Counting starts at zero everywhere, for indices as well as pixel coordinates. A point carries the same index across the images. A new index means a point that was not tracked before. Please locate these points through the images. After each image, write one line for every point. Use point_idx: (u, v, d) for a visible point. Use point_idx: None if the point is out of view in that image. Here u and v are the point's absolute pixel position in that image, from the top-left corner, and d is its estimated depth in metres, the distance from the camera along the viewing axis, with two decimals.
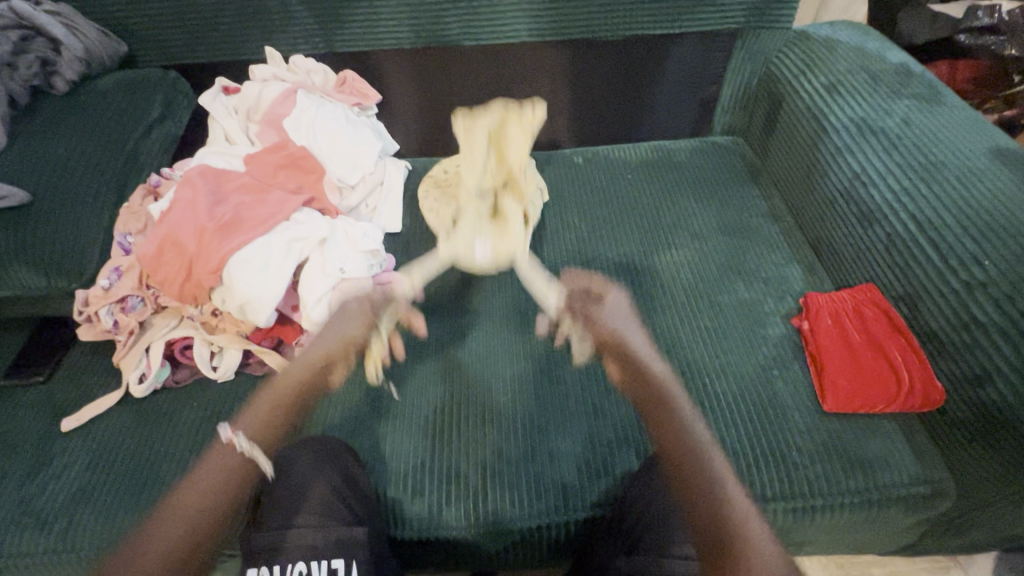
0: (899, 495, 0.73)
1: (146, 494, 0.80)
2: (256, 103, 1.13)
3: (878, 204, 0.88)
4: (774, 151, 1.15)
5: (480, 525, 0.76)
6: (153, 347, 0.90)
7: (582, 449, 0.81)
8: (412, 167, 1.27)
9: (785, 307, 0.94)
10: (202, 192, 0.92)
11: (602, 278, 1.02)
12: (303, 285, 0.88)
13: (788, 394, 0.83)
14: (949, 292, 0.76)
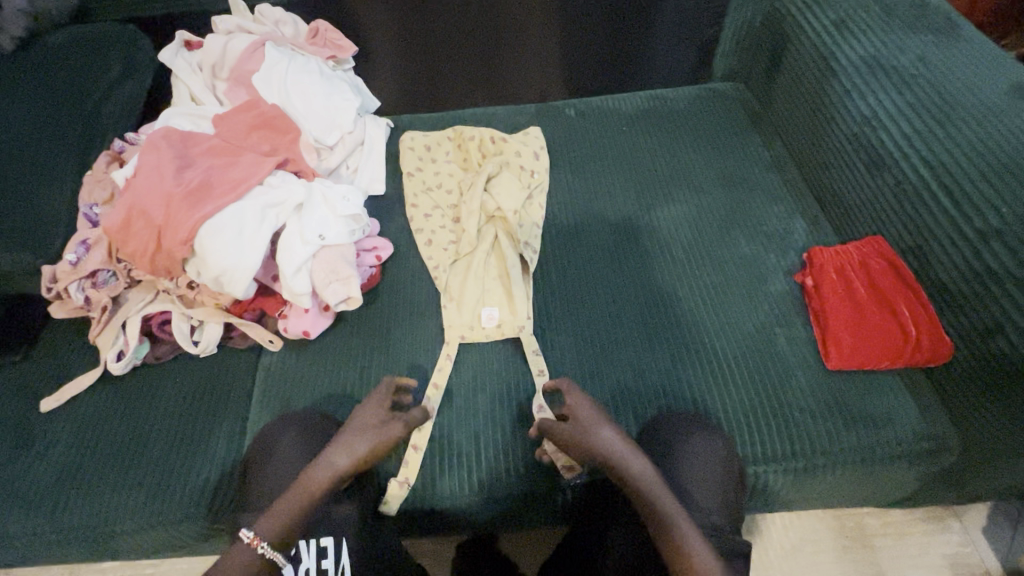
0: (903, 451, 0.71)
1: (133, 473, 0.78)
2: (221, 57, 1.04)
3: (889, 149, 0.83)
4: (778, 97, 1.08)
5: (475, 495, 0.74)
6: (130, 322, 0.86)
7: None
8: (395, 124, 1.20)
9: (788, 263, 0.90)
10: (168, 155, 0.86)
11: (597, 238, 0.97)
12: (281, 253, 0.82)
13: (791, 352, 0.80)
14: (961, 241, 0.72)
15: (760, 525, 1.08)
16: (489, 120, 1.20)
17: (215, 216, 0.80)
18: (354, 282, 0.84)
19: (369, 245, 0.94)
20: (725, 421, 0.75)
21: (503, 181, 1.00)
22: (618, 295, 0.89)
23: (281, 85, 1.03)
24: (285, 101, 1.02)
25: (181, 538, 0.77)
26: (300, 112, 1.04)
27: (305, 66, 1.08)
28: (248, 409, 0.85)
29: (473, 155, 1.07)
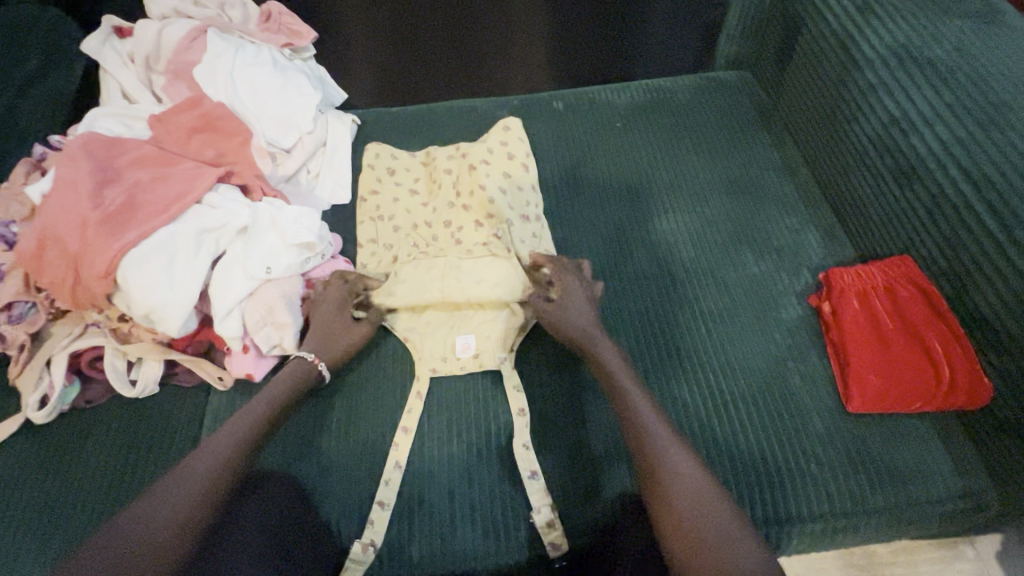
0: (934, 510, 0.63)
1: (53, 543, 0.67)
2: (156, 47, 0.90)
3: (921, 156, 0.72)
4: (790, 89, 0.97)
5: (449, 564, 0.65)
6: (53, 362, 0.75)
7: (575, 468, 0.68)
8: (362, 121, 1.07)
9: (802, 284, 0.81)
10: (87, 168, 0.74)
11: (589, 254, 0.87)
12: (217, 287, 0.72)
13: (805, 392, 0.71)
14: (1008, 271, 0.62)
15: None
16: (467, 115, 1.07)
17: (139, 245, 0.69)
18: (291, 328, 0.73)
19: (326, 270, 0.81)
20: (733, 474, 0.66)
21: (489, 197, 0.89)
22: (611, 323, 0.79)
23: (227, 80, 0.90)
24: (233, 98, 0.90)
25: None
26: (251, 110, 0.91)
27: (256, 57, 0.94)
28: None
29: (452, 163, 0.95)
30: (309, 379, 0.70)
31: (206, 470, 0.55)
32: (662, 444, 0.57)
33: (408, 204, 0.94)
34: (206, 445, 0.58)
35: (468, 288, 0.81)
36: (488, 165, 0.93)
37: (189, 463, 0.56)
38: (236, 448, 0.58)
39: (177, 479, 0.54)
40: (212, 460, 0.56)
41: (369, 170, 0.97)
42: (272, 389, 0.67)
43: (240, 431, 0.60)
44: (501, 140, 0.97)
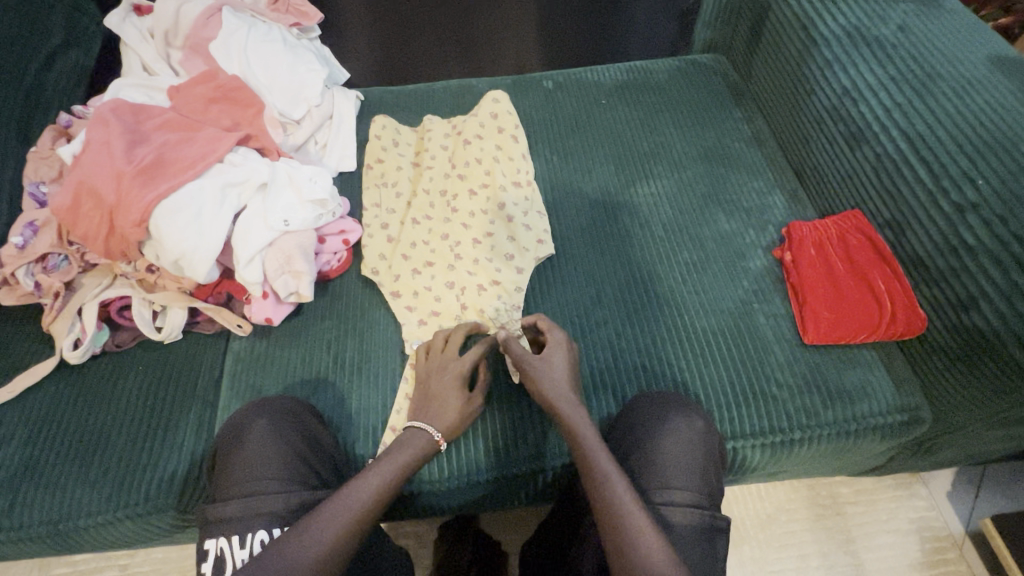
0: (874, 424, 0.73)
1: (96, 465, 0.74)
2: (175, 23, 0.98)
3: (869, 121, 0.82)
4: (758, 68, 1.06)
5: (455, 477, 0.75)
6: (85, 309, 0.81)
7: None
8: (365, 98, 1.15)
9: (767, 238, 0.90)
10: (118, 130, 0.81)
11: (577, 214, 0.95)
12: (239, 237, 0.79)
13: (769, 328, 0.80)
14: (938, 216, 0.72)
15: (736, 500, 1.09)
16: (463, 93, 1.15)
17: (170, 198, 0.76)
18: (307, 277, 0.81)
19: (336, 229, 0.90)
20: (703, 396, 0.75)
21: (484, 169, 0.97)
22: (596, 274, 0.88)
23: (239, 54, 0.97)
24: (246, 71, 0.96)
25: (150, 530, 0.75)
26: (262, 82, 0.98)
27: (266, 34, 1.01)
28: (217, 396, 0.81)
29: (449, 138, 1.02)
30: (427, 447, 0.66)
31: (329, 538, 0.53)
32: (626, 511, 0.54)
33: (408, 175, 1.00)
34: (330, 509, 0.55)
35: (468, 247, 0.89)
36: (483, 139, 1.01)
37: (310, 528, 0.53)
38: (362, 519, 0.56)
39: (298, 548, 0.52)
40: (334, 531, 0.54)
41: (375, 141, 1.04)
42: (395, 457, 0.63)
43: (365, 501, 0.57)
44: (493, 114, 1.04)
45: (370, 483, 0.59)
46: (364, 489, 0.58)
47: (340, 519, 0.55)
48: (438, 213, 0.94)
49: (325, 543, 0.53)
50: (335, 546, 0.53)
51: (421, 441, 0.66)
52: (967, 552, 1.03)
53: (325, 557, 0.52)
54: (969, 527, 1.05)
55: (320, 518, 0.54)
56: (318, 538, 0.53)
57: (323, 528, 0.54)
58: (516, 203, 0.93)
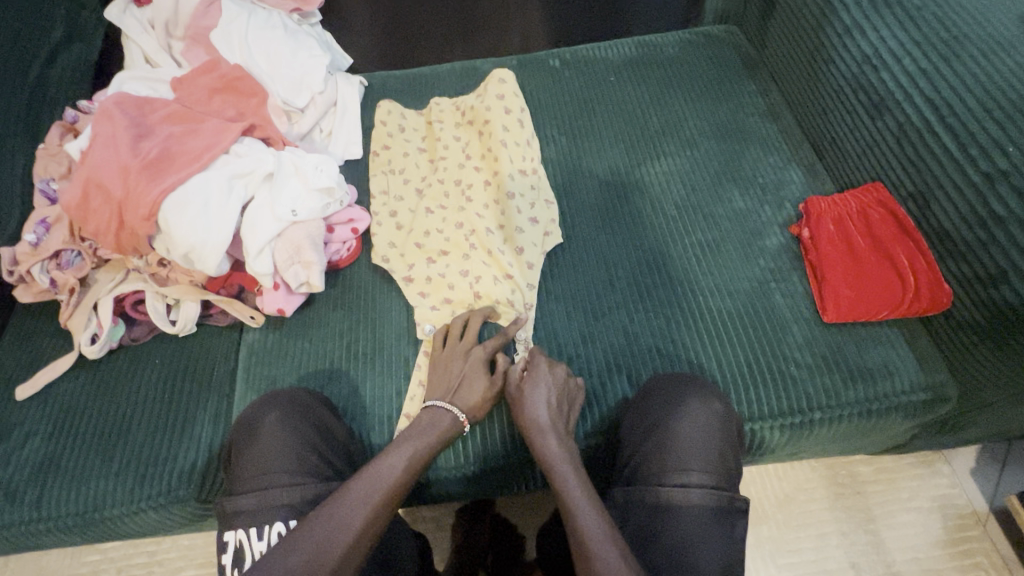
0: (897, 403, 0.71)
1: (118, 458, 0.76)
2: (175, 13, 0.96)
3: (891, 89, 0.78)
4: (773, 39, 1.02)
5: (468, 464, 0.75)
6: (101, 304, 0.82)
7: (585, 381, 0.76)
8: (368, 83, 1.13)
9: (784, 214, 0.88)
10: (123, 124, 0.80)
11: (588, 197, 0.93)
12: (248, 229, 0.78)
13: (786, 306, 0.78)
14: (966, 186, 0.69)
15: (754, 481, 1.09)
16: (468, 75, 1.13)
17: (178, 191, 0.76)
18: (316, 267, 0.80)
19: (344, 218, 0.89)
20: (719, 378, 0.74)
21: (494, 156, 0.94)
22: (608, 258, 0.86)
23: (241, 41, 0.96)
24: (248, 58, 0.95)
25: (173, 519, 0.76)
26: (264, 69, 0.97)
27: (267, 21, 1.00)
28: (232, 388, 0.82)
29: (461, 126, 1.00)
30: (451, 430, 0.66)
31: (343, 528, 0.53)
32: (596, 543, 0.51)
33: (416, 162, 0.98)
34: (343, 498, 0.55)
35: (483, 235, 0.86)
36: (494, 124, 0.97)
37: (325, 517, 0.53)
38: (379, 505, 0.56)
39: (332, 527, 0.52)
40: (351, 517, 0.54)
41: (381, 127, 1.02)
42: (420, 437, 0.64)
43: (378, 491, 0.56)
44: (500, 96, 1.01)
45: (397, 461, 0.60)
46: (392, 467, 0.59)
47: (371, 498, 0.56)
48: (453, 202, 0.92)
49: (359, 521, 0.54)
50: (352, 531, 0.53)
51: (442, 425, 0.66)
52: (990, 529, 1.01)
53: (361, 532, 0.53)
54: (992, 503, 1.03)
55: (353, 495, 0.55)
56: (352, 515, 0.54)
57: (357, 505, 0.55)
58: (521, 192, 0.91)
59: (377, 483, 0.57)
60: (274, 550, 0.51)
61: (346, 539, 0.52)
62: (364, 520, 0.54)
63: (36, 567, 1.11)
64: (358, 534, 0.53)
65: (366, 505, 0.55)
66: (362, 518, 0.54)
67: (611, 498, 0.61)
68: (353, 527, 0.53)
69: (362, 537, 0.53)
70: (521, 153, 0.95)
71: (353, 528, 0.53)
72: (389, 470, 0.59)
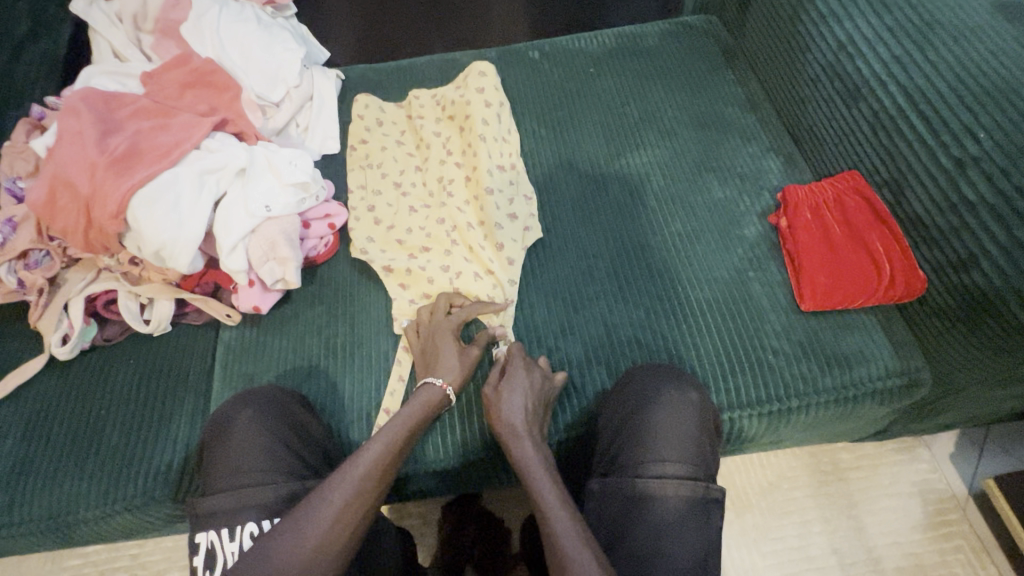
0: (873, 388, 0.71)
1: (91, 461, 0.74)
2: (143, 6, 0.94)
3: (865, 78, 0.79)
4: (751, 28, 1.02)
5: (448, 458, 0.74)
6: (72, 304, 0.80)
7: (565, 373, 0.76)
8: (345, 76, 1.12)
9: (762, 204, 0.88)
10: (89, 120, 0.79)
11: (567, 189, 0.93)
12: (221, 225, 0.77)
13: (764, 295, 0.79)
14: (938, 172, 0.69)
15: (737, 470, 1.09)
16: (447, 67, 1.12)
17: (149, 187, 0.74)
18: (291, 263, 0.79)
19: (321, 213, 0.88)
20: (698, 368, 0.74)
21: (472, 150, 0.92)
22: (587, 249, 0.86)
23: (212, 33, 0.94)
24: (219, 51, 0.93)
25: (150, 521, 0.75)
26: (236, 62, 0.95)
27: (240, 14, 0.98)
28: (209, 387, 0.81)
29: (442, 118, 0.98)
30: (441, 402, 0.66)
31: (339, 510, 0.53)
32: (571, 547, 0.50)
33: (394, 155, 0.97)
34: (338, 479, 0.55)
35: (465, 230, 0.86)
36: (471, 115, 0.95)
37: (320, 502, 0.53)
38: (363, 498, 0.54)
39: (325, 507, 0.52)
40: (334, 514, 0.52)
41: (358, 121, 1.01)
42: (409, 411, 0.63)
43: (366, 479, 0.55)
44: (478, 87, 0.99)
45: (386, 436, 0.59)
46: (381, 442, 0.58)
47: (360, 475, 0.55)
48: (435, 197, 0.91)
49: (351, 500, 0.54)
50: (335, 528, 0.52)
51: (431, 399, 0.65)
52: (970, 513, 1.03)
53: (355, 508, 0.53)
54: (972, 488, 1.04)
55: (343, 474, 0.55)
56: (344, 495, 0.54)
57: (348, 483, 0.54)
58: (498, 187, 0.89)
59: (366, 460, 0.56)
60: (271, 532, 0.51)
61: (340, 518, 0.52)
62: (355, 498, 0.54)
63: (16, 573, 1.09)
64: (351, 511, 0.53)
65: (356, 483, 0.55)
66: (355, 496, 0.54)
67: (588, 491, 0.61)
68: (345, 505, 0.53)
69: (355, 513, 0.53)
70: (499, 147, 0.94)
71: (347, 505, 0.53)
72: (379, 446, 0.58)
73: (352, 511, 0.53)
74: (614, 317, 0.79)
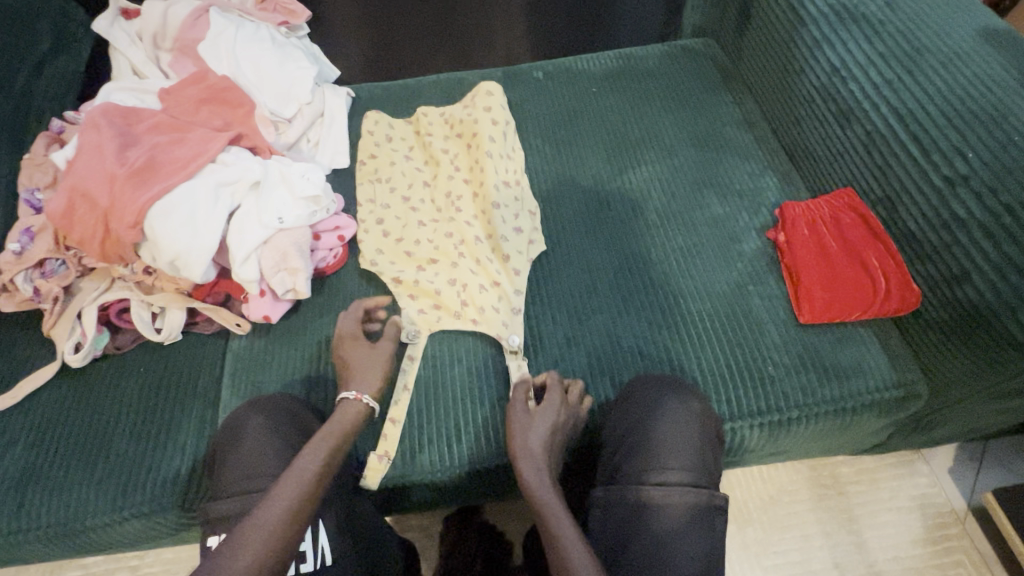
0: (870, 400, 0.73)
1: (99, 468, 0.75)
2: (163, 26, 0.98)
3: (858, 99, 0.82)
4: (747, 51, 1.06)
5: (454, 467, 0.74)
6: (85, 313, 0.82)
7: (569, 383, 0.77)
8: (355, 94, 1.15)
9: (760, 219, 0.90)
10: (109, 134, 0.81)
11: (570, 204, 0.95)
12: (234, 236, 0.79)
13: (763, 308, 0.81)
14: (930, 190, 0.72)
15: (739, 483, 1.10)
16: (454, 86, 1.15)
17: (165, 199, 0.77)
18: (302, 274, 0.81)
19: (331, 225, 0.90)
20: (699, 379, 0.75)
21: (479, 167, 0.95)
22: (591, 262, 0.88)
23: (227, 51, 0.97)
24: (234, 68, 0.96)
25: (157, 528, 0.76)
26: (250, 79, 0.98)
27: (254, 33, 1.02)
28: (217, 395, 0.82)
29: (450, 136, 1.01)
30: (359, 420, 0.66)
31: (261, 540, 0.52)
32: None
33: (403, 169, 0.99)
34: (260, 509, 0.54)
35: (473, 244, 0.88)
36: (478, 133, 0.98)
37: (241, 535, 0.52)
38: (293, 519, 0.55)
39: (249, 536, 0.52)
40: (274, 525, 0.53)
41: (368, 137, 1.04)
42: (327, 435, 0.63)
43: (288, 505, 0.55)
44: (485, 107, 1.02)
45: (304, 462, 0.59)
46: (303, 467, 0.59)
47: (285, 501, 0.55)
48: (443, 212, 0.93)
49: (277, 526, 0.53)
50: (275, 540, 0.53)
51: (349, 420, 0.65)
52: (969, 526, 1.03)
53: (279, 534, 0.53)
54: (971, 501, 1.05)
55: (266, 503, 0.55)
56: (269, 524, 0.53)
57: (272, 511, 0.54)
58: (504, 203, 0.92)
59: (287, 486, 0.56)
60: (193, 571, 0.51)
61: (265, 546, 0.52)
62: (280, 524, 0.54)
63: None
64: (276, 539, 0.53)
65: (281, 509, 0.55)
66: (281, 523, 0.54)
67: (594, 498, 0.62)
68: (271, 533, 0.53)
69: (280, 539, 0.53)
70: (504, 164, 0.97)
71: (271, 532, 0.53)
72: (300, 472, 0.58)
73: (278, 538, 0.53)
74: (618, 328, 0.81)
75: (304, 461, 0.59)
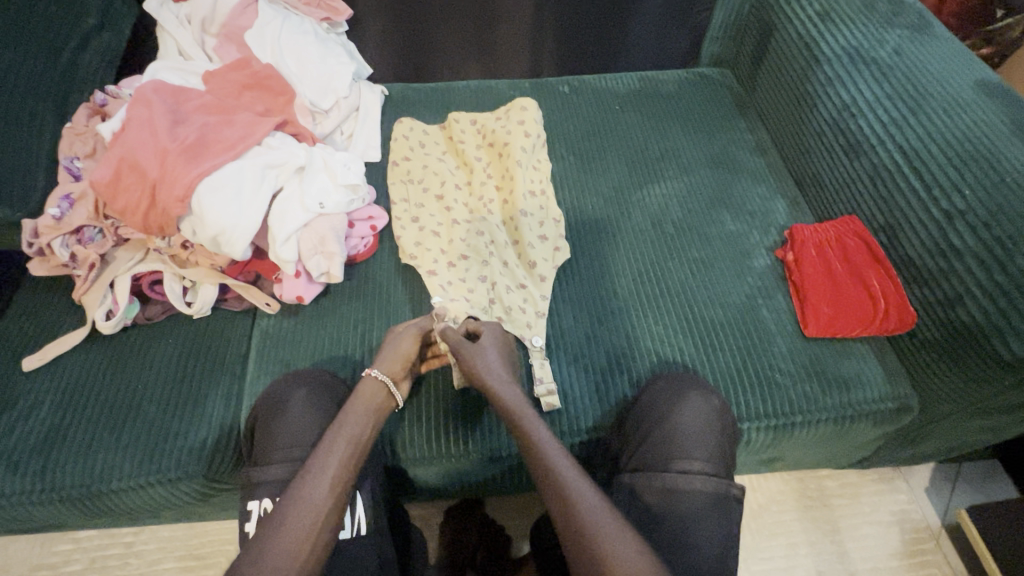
0: (868, 409, 0.79)
1: (126, 432, 0.76)
2: (212, 11, 1.01)
3: (867, 135, 0.89)
4: (762, 84, 1.13)
5: (476, 451, 0.76)
6: (119, 281, 0.83)
7: (590, 381, 0.81)
8: (388, 93, 1.19)
9: (771, 239, 0.96)
10: (159, 110, 0.84)
11: (593, 212, 1.00)
12: (276, 217, 0.82)
13: (772, 320, 0.86)
14: (930, 221, 0.79)
15: None
16: (484, 94, 1.20)
17: (212, 175, 0.79)
18: (338, 258, 0.84)
19: (365, 215, 0.94)
20: (712, 381, 0.80)
21: (510, 174, 1.00)
22: (611, 266, 0.93)
23: (272, 41, 1.01)
24: (277, 56, 1.00)
25: (177, 496, 0.77)
26: (291, 67, 1.01)
27: (298, 26, 1.06)
28: (244, 370, 0.84)
29: (482, 144, 1.06)
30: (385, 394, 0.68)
31: (313, 506, 0.55)
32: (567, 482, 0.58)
33: (434, 169, 1.03)
34: (307, 477, 0.57)
35: (502, 247, 0.93)
36: (511, 142, 1.03)
37: (293, 503, 0.55)
38: (339, 484, 0.58)
39: (301, 502, 0.55)
40: (314, 504, 0.55)
41: (403, 140, 1.08)
42: (359, 405, 0.65)
43: (334, 473, 0.58)
44: (517, 119, 1.07)
45: (344, 432, 0.62)
46: (343, 435, 0.61)
47: (330, 470, 0.58)
48: (474, 212, 0.97)
49: (327, 494, 0.56)
50: (320, 511, 0.55)
51: (378, 393, 0.67)
52: (943, 543, 1.09)
53: (329, 500, 0.56)
54: (946, 519, 1.12)
55: (314, 472, 0.58)
56: (319, 492, 0.56)
57: (321, 479, 0.57)
58: (531, 209, 0.97)
59: (331, 454, 0.59)
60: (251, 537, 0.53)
61: (318, 512, 0.55)
62: (330, 492, 0.57)
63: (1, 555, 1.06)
64: (327, 505, 0.56)
65: (330, 479, 0.57)
66: (331, 491, 0.57)
67: (619, 484, 0.65)
68: (322, 500, 0.56)
69: (330, 505, 0.56)
70: (533, 172, 1.02)
71: (323, 499, 0.56)
72: (343, 442, 0.61)
73: (329, 504, 0.56)
74: (636, 330, 0.86)
75: (343, 432, 0.62)
